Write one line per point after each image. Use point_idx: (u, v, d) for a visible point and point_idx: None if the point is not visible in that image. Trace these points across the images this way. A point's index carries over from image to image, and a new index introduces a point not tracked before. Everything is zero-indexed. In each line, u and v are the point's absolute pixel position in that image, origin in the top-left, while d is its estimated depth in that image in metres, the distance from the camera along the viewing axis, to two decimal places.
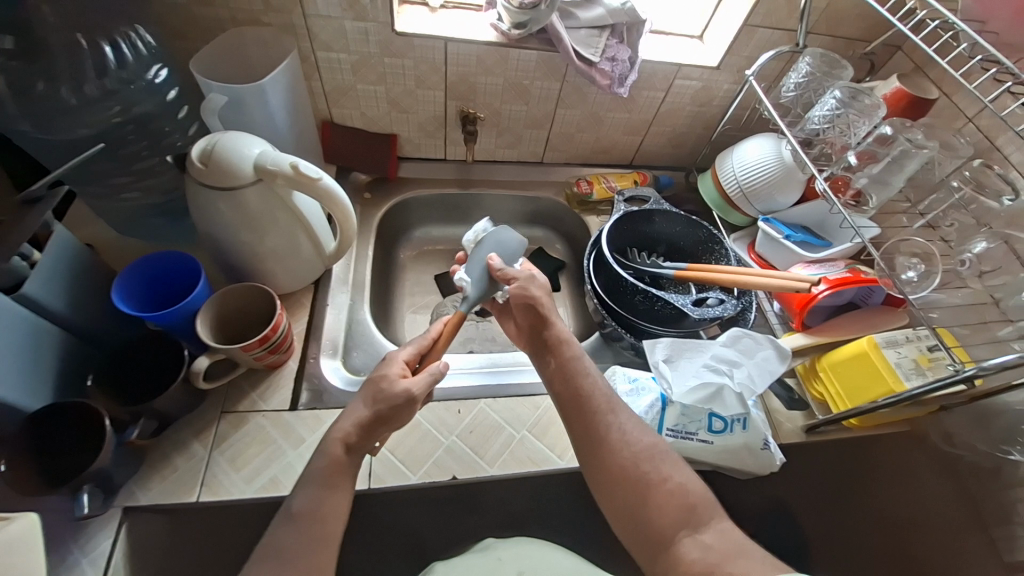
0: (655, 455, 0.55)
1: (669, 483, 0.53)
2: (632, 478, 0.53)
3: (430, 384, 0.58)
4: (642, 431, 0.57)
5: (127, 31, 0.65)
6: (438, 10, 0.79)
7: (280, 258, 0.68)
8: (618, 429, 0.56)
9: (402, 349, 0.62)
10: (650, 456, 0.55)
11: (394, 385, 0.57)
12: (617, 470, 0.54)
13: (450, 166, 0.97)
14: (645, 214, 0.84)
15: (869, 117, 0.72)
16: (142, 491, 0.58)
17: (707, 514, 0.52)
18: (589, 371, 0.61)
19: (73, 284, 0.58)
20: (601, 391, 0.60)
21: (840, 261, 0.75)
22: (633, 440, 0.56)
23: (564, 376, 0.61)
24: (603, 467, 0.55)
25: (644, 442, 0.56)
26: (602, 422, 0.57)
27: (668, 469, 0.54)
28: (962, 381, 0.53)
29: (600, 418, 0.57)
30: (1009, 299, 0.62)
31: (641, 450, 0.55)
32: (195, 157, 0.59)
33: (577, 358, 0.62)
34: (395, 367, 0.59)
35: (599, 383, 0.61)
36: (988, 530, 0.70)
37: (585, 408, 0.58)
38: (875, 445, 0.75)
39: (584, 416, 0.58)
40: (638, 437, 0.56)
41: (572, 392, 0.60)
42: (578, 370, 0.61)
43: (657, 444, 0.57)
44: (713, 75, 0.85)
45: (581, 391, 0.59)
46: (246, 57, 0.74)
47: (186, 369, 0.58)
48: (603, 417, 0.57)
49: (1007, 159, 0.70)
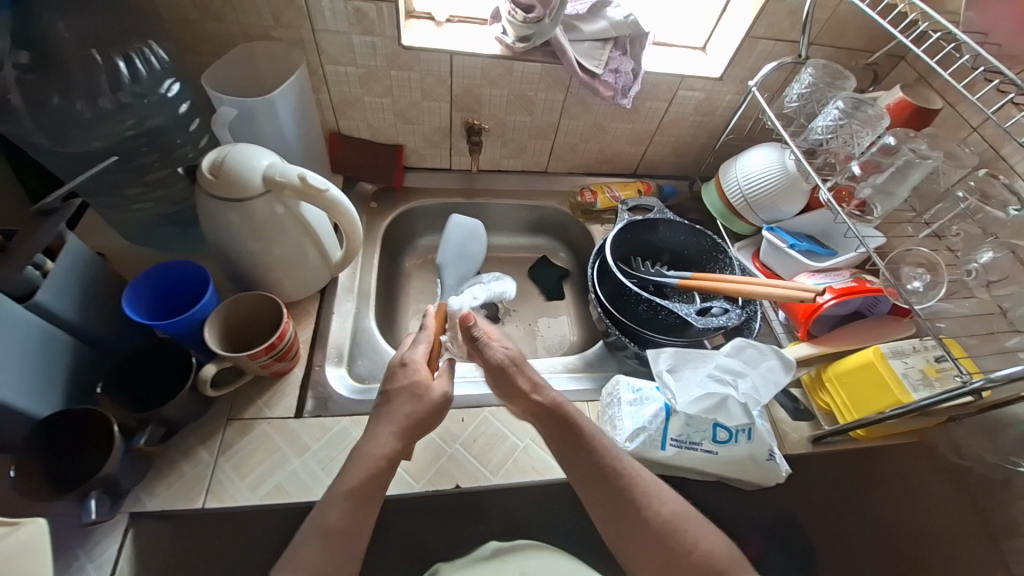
0: (677, 522, 0.54)
1: (694, 551, 0.52)
2: (660, 554, 0.53)
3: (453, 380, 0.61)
4: (662, 495, 0.55)
5: (141, 46, 0.66)
6: (443, 24, 0.81)
7: (287, 267, 0.69)
8: (637, 501, 0.54)
9: (414, 350, 0.62)
10: (672, 526, 0.53)
11: (428, 391, 0.59)
12: (643, 549, 0.53)
13: (455, 176, 0.98)
14: (648, 223, 0.85)
15: (872, 128, 0.72)
16: (148, 497, 0.58)
17: (736, 571, 0.52)
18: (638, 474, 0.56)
19: (85, 293, 0.59)
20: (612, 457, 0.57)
21: (846, 270, 0.75)
22: (654, 509, 0.54)
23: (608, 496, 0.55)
24: (628, 546, 0.54)
25: (664, 511, 0.54)
26: (620, 496, 0.55)
27: (690, 537, 0.53)
28: (968, 393, 0.53)
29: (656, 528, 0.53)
30: (1016, 310, 0.62)
31: (662, 522, 0.53)
32: (205, 168, 0.60)
33: (584, 429, 0.58)
34: (419, 372, 0.60)
35: (652, 487, 0.56)
36: (998, 543, 0.69)
37: (600, 482, 0.55)
38: (884, 456, 0.74)
39: (599, 488, 0.55)
40: (659, 508, 0.54)
41: (582, 464, 0.56)
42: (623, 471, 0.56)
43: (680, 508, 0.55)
44: (716, 86, 0.86)
45: (590, 461, 0.56)
46: (256, 71, 0.76)
47: (194, 377, 0.59)
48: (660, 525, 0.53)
49: (1012, 169, 0.70)
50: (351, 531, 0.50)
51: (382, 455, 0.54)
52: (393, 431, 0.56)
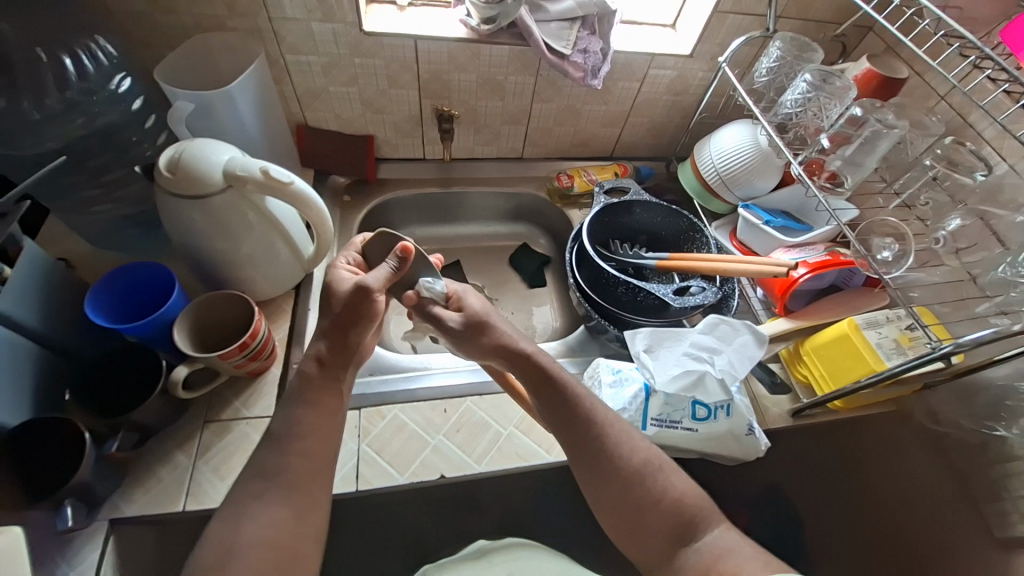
0: (651, 474, 0.53)
1: (664, 501, 0.52)
2: (631, 504, 0.52)
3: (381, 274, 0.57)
4: (639, 447, 0.54)
5: (87, 43, 0.65)
6: (406, 8, 0.78)
7: (256, 265, 0.68)
8: (609, 450, 0.54)
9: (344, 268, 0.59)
10: (644, 476, 0.53)
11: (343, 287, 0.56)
12: (612, 497, 0.52)
13: (430, 165, 0.97)
14: (624, 204, 0.84)
15: (841, 100, 0.72)
16: (126, 503, 0.57)
17: (706, 522, 0.52)
18: (615, 425, 0.55)
19: (47, 300, 0.58)
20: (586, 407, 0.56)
21: (820, 244, 0.76)
22: (629, 458, 0.53)
23: (587, 445, 0.54)
24: (599, 493, 0.53)
25: (638, 463, 0.53)
26: (593, 442, 0.54)
27: (661, 488, 0.52)
28: (938, 358, 0.53)
29: (631, 477, 0.52)
30: (985, 275, 0.63)
31: (635, 474, 0.52)
32: (163, 166, 0.58)
33: (561, 380, 0.57)
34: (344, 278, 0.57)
35: (629, 438, 0.55)
36: (978, 506, 0.70)
37: (573, 428, 0.55)
38: (863, 426, 0.75)
39: (572, 437, 0.55)
40: (631, 457, 0.53)
41: (558, 407, 0.56)
42: (603, 424, 0.55)
43: (654, 458, 0.54)
44: (687, 64, 0.85)
45: (565, 406, 0.56)
46: (214, 63, 0.74)
47: (164, 381, 0.58)
48: (636, 475, 0.53)
49: (980, 135, 0.70)
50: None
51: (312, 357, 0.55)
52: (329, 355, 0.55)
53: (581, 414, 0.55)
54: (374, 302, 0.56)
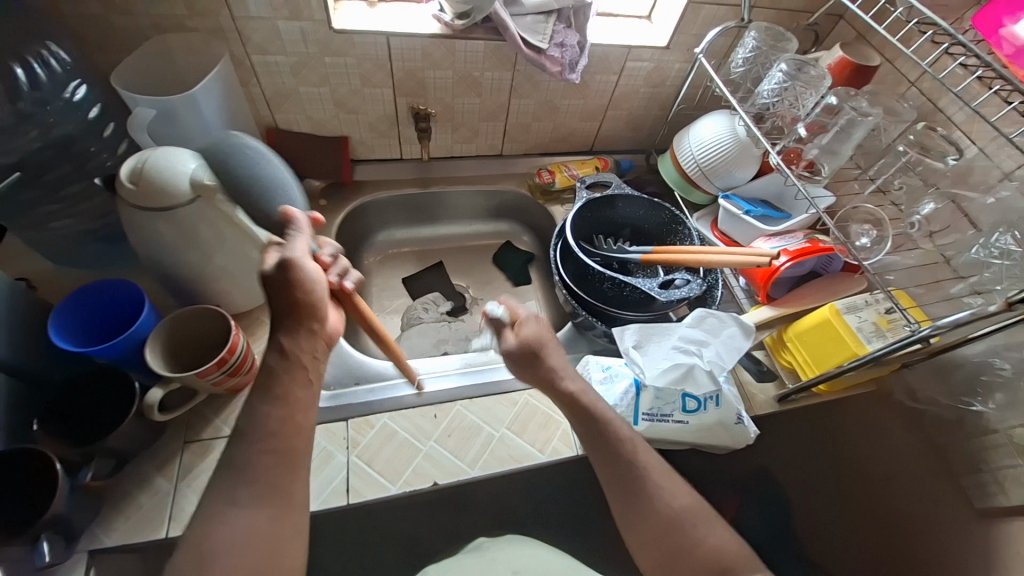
0: (688, 516, 0.53)
1: (700, 546, 0.51)
2: (666, 543, 0.52)
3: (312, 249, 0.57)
4: (676, 489, 0.54)
5: (38, 49, 0.61)
6: (377, 4, 0.76)
7: (232, 276, 0.65)
8: (647, 491, 0.54)
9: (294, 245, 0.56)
10: (679, 520, 0.52)
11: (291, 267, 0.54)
12: (647, 538, 0.53)
13: (408, 165, 0.94)
14: (607, 199, 0.84)
15: (815, 89, 0.73)
16: (107, 532, 0.55)
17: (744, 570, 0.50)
18: (653, 464, 0.56)
19: (7, 325, 0.55)
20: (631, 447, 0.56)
21: (800, 232, 0.77)
22: (666, 500, 0.53)
23: (625, 482, 0.55)
24: (635, 534, 0.53)
25: (675, 505, 0.53)
26: (633, 483, 0.54)
27: (696, 532, 0.52)
28: (918, 341, 0.55)
29: (667, 516, 0.53)
30: (959, 257, 0.65)
31: (672, 515, 0.53)
32: (125, 178, 0.55)
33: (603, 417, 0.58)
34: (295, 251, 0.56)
35: (667, 476, 0.55)
36: (957, 479, 0.72)
37: (616, 472, 0.55)
38: (847, 408, 0.77)
39: (614, 479, 0.55)
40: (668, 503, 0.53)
41: (597, 441, 0.57)
42: (640, 462, 0.55)
43: (689, 502, 0.54)
44: (664, 56, 0.85)
45: (608, 447, 0.56)
46: (176, 67, 0.71)
47: (139, 403, 0.55)
48: (672, 515, 0.53)
49: (950, 120, 0.72)
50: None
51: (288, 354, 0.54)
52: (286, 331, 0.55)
53: (619, 450, 0.56)
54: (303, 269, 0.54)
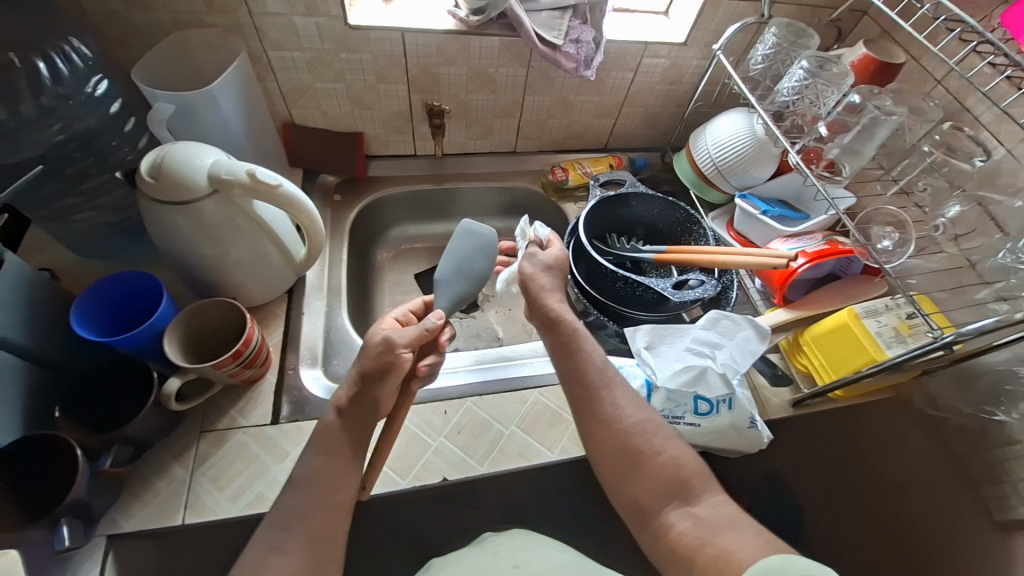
0: (649, 428, 0.54)
1: (659, 457, 0.52)
2: (623, 453, 0.53)
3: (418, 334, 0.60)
4: (639, 406, 0.56)
5: (61, 44, 0.62)
6: (392, 0, 0.76)
7: (247, 270, 0.66)
8: (608, 407, 0.56)
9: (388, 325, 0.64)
10: (638, 433, 0.54)
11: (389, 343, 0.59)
12: (603, 449, 0.54)
13: (422, 161, 0.95)
14: (621, 197, 0.83)
15: (837, 86, 0.71)
16: (124, 518, 0.56)
17: (701, 487, 0.51)
18: (619, 381, 0.58)
19: (30, 314, 0.56)
20: (599, 370, 0.58)
21: (818, 233, 0.75)
22: (627, 414, 0.55)
23: (586, 394, 0.57)
24: (593, 447, 0.55)
25: (637, 418, 0.55)
26: (594, 397, 0.57)
27: (656, 445, 0.53)
28: (941, 347, 0.53)
29: (625, 426, 0.54)
30: (985, 262, 0.63)
31: (633, 426, 0.54)
32: (144, 172, 0.56)
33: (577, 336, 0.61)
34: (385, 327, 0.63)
35: (629, 392, 0.58)
36: (978, 489, 0.71)
37: (579, 386, 0.58)
38: (864, 414, 0.75)
39: (577, 393, 0.58)
40: (624, 417, 0.55)
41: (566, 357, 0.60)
42: (608, 377, 0.58)
43: (652, 418, 0.56)
44: (681, 52, 0.84)
45: (574, 363, 0.59)
46: (194, 63, 0.72)
47: (156, 393, 0.56)
48: (631, 427, 0.54)
49: (978, 120, 0.69)
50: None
51: (335, 404, 0.58)
52: (349, 376, 0.59)
53: (585, 365, 0.59)
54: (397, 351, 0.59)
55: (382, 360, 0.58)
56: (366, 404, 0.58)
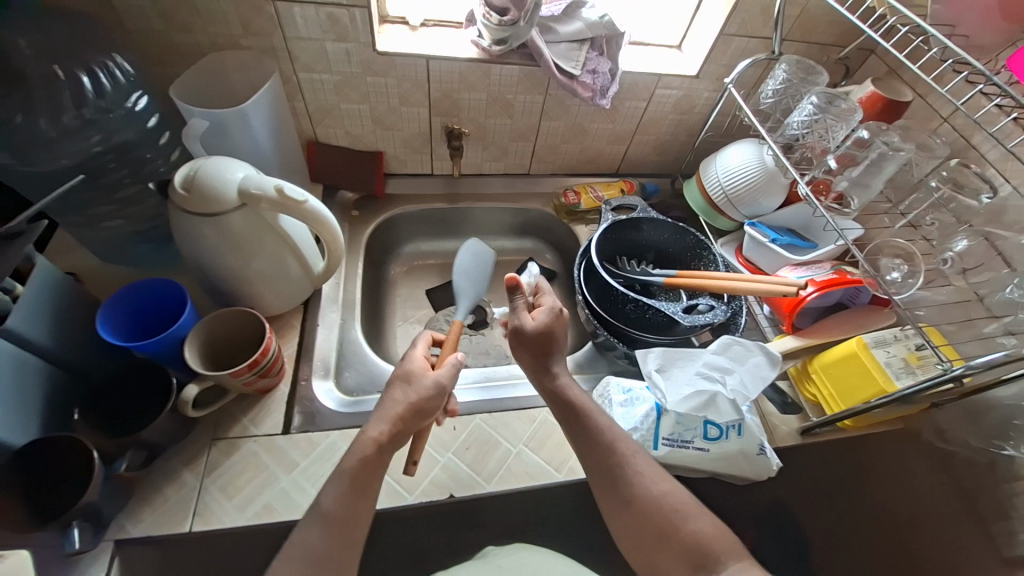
0: (668, 501, 0.53)
1: (681, 531, 0.52)
2: (648, 530, 0.53)
3: (454, 372, 0.60)
4: (654, 475, 0.55)
5: (105, 60, 0.65)
6: (418, 28, 0.80)
7: (267, 281, 0.68)
8: (626, 483, 0.55)
9: (416, 347, 0.64)
10: (660, 505, 0.53)
11: (421, 377, 0.59)
12: (627, 525, 0.54)
13: (438, 181, 0.97)
14: (632, 222, 0.85)
15: (846, 122, 0.73)
16: (132, 523, 0.56)
17: (724, 554, 0.51)
18: (633, 447, 0.58)
19: (56, 317, 0.57)
20: (610, 440, 0.57)
21: (826, 263, 0.77)
22: (645, 487, 0.54)
23: (601, 470, 0.56)
24: (616, 520, 0.55)
25: (655, 489, 0.54)
26: (611, 472, 0.56)
27: (677, 516, 0.53)
28: (950, 380, 0.54)
29: (646, 500, 0.54)
30: (992, 295, 0.64)
31: (652, 499, 0.54)
32: (177, 184, 0.58)
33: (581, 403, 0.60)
34: (417, 361, 0.61)
35: (645, 458, 0.57)
36: (987, 525, 0.69)
37: (595, 461, 0.57)
38: (872, 444, 0.75)
39: (594, 467, 0.57)
40: (645, 486, 0.54)
41: (575, 429, 0.59)
42: (621, 448, 0.57)
43: (672, 489, 0.55)
44: (693, 84, 0.86)
45: (587, 437, 0.58)
46: (226, 82, 0.75)
47: (174, 398, 0.57)
48: (651, 501, 0.53)
49: (984, 157, 0.72)
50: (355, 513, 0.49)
51: (371, 439, 0.54)
52: (380, 413, 0.57)
53: (596, 437, 0.58)
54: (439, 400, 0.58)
55: (431, 405, 0.58)
56: (405, 438, 0.57)
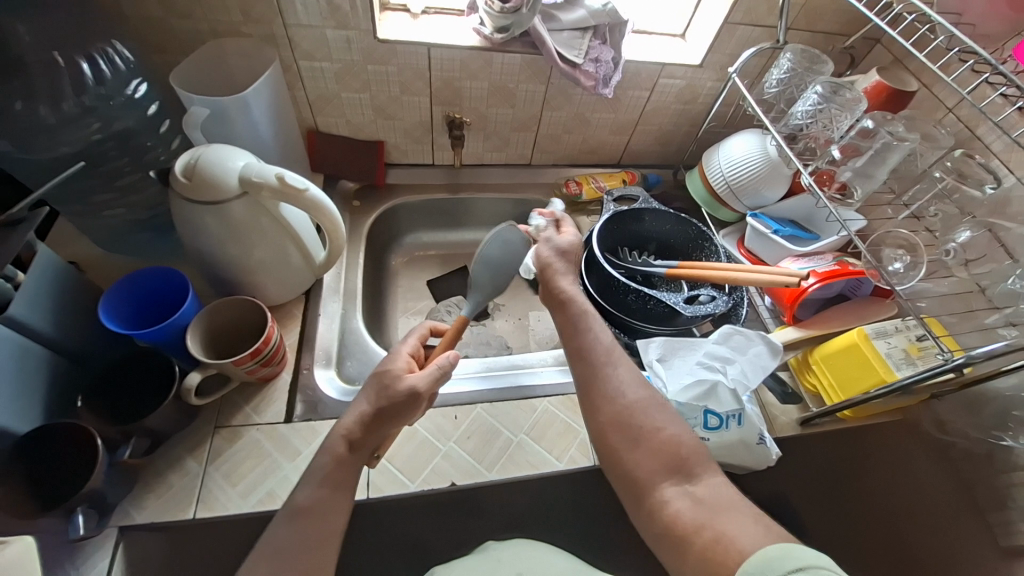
0: (646, 407, 0.54)
1: (658, 433, 0.52)
2: (623, 431, 0.53)
3: (434, 379, 0.56)
4: (638, 385, 0.56)
5: (104, 47, 0.65)
6: (419, 15, 0.79)
7: (269, 270, 0.68)
8: (607, 388, 0.55)
9: (404, 344, 0.62)
10: (638, 410, 0.53)
11: (396, 382, 0.56)
12: (602, 426, 0.54)
13: (439, 171, 0.97)
14: (635, 212, 0.85)
15: (850, 112, 0.73)
16: (137, 510, 0.57)
17: (700, 467, 0.50)
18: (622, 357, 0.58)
19: (58, 304, 0.58)
20: (602, 347, 0.58)
21: (829, 254, 0.76)
22: (625, 393, 0.55)
23: (588, 376, 0.57)
24: (593, 424, 0.55)
25: (635, 397, 0.54)
26: (596, 376, 0.57)
27: (657, 421, 0.53)
28: (950, 370, 0.54)
29: (625, 407, 0.54)
30: (994, 287, 0.64)
31: (630, 403, 0.54)
32: (178, 172, 0.58)
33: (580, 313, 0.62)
34: (400, 362, 0.59)
35: (631, 368, 0.58)
36: (984, 516, 0.70)
37: (583, 368, 0.58)
38: (872, 435, 0.75)
39: (580, 373, 0.58)
40: (620, 396, 0.54)
41: (571, 340, 0.60)
42: (609, 356, 0.58)
43: (654, 398, 0.55)
44: (696, 74, 0.86)
45: (581, 347, 0.59)
46: (226, 69, 0.74)
47: (177, 386, 0.58)
48: (630, 406, 0.54)
49: (988, 148, 0.71)
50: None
51: (341, 436, 0.55)
52: (353, 408, 0.57)
53: (587, 345, 0.59)
54: (415, 405, 0.56)
55: (401, 412, 0.56)
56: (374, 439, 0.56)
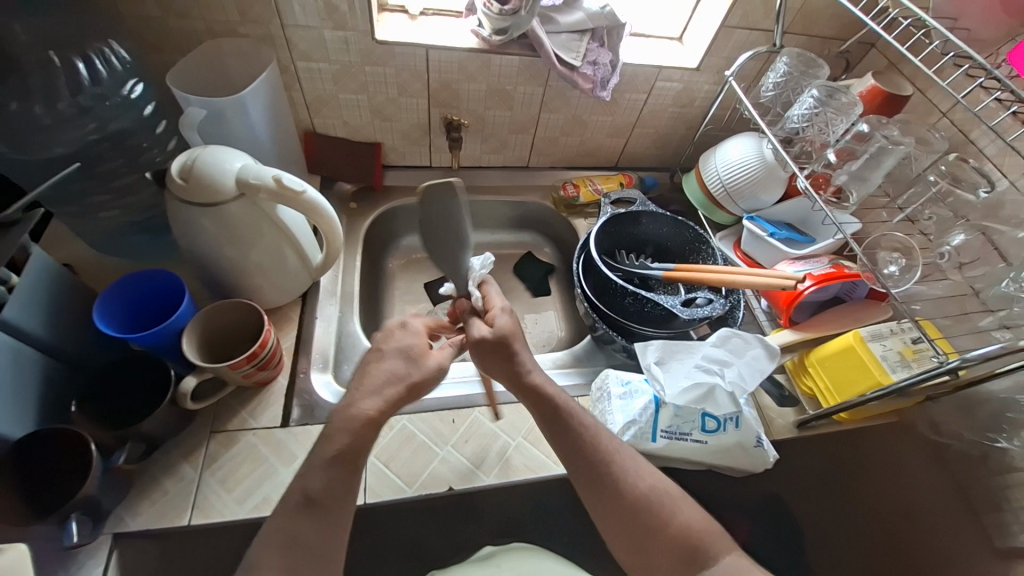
0: (655, 496, 0.53)
1: (672, 525, 0.52)
2: (636, 526, 0.52)
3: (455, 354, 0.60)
4: (641, 470, 0.55)
5: (101, 46, 0.65)
6: (418, 17, 0.79)
7: (266, 272, 0.67)
8: (614, 481, 0.54)
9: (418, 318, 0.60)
10: (649, 500, 0.53)
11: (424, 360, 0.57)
12: (615, 524, 0.53)
13: (436, 172, 0.97)
14: (632, 215, 0.85)
15: (846, 115, 0.73)
16: (132, 516, 0.56)
17: (715, 546, 0.51)
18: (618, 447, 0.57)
19: (52, 308, 0.57)
20: (595, 441, 0.56)
21: (824, 257, 0.77)
22: (633, 484, 0.54)
23: (586, 473, 0.55)
24: (603, 519, 0.54)
25: (642, 485, 0.54)
26: (598, 473, 0.54)
27: (667, 511, 0.53)
28: (946, 372, 0.54)
29: (634, 497, 0.53)
30: (988, 290, 0.64)
31: (640, 494, 0.53)
32: (176, 173, 0.58)
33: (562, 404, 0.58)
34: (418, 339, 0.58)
35: (630, 458, 0.56)
36: (979, 517, 0.70)
37: (579, 463, 0.55)
38: (868, 438, 0.76)
39: (577, 469, 0.55)
40: (634, 485, 0.53)
41: (558, 433, 0.57)
42: (608, 447, 0.56)
43: (659, 484, 0.55)
44: (693, 77, 0.86)
45: (572, 441, 0.56)
46: (223, 69, 0.74)
47: (172, 390, 0.57)
48: (639, 498, 0.53)
49: (982, 152, 0.72)
50: (350, 504, 0.49)
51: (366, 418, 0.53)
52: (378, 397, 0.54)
53: (575, 436, 0.56)
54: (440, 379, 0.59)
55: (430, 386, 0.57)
56: None
